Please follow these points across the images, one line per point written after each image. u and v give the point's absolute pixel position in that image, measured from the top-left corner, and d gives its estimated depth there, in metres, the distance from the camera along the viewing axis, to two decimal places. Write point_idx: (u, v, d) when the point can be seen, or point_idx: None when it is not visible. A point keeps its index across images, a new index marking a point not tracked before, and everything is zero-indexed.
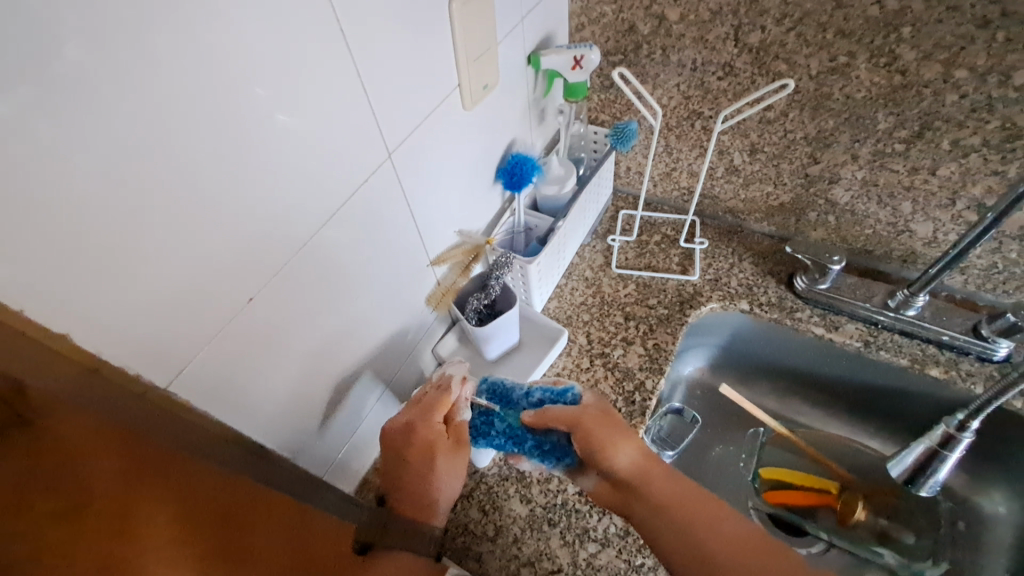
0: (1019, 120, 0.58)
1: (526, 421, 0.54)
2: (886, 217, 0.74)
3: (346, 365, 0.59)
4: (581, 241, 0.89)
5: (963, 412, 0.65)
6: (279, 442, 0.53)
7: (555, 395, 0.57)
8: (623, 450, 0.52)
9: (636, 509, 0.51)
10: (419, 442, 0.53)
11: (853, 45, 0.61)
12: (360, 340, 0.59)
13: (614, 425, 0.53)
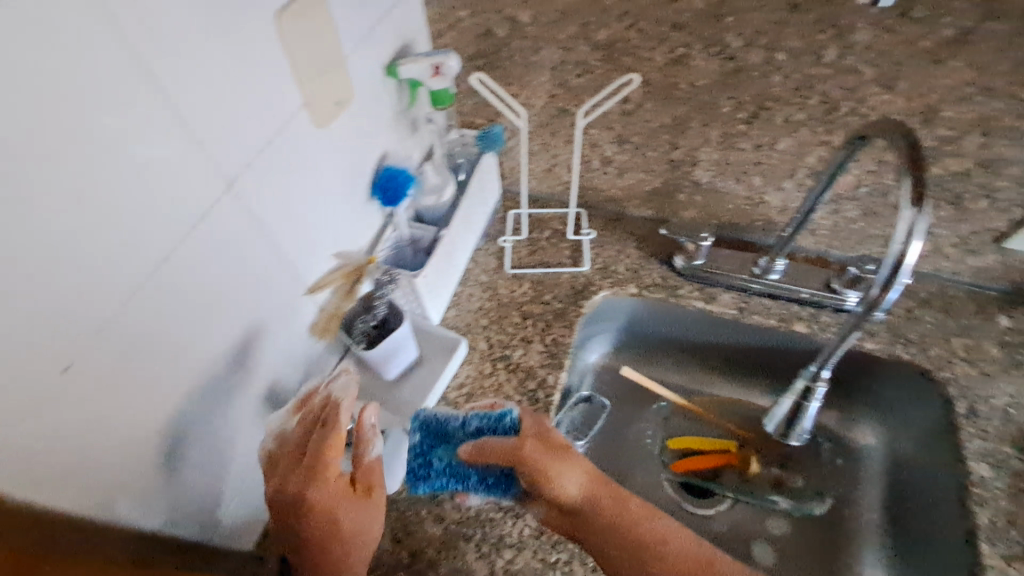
0: (835, 93, 0.64)
1: (464, 455, 0.54)
2: (743, 192, 0.81)
3: (211, 414, 0.54)
4: (473, 246, 0.89)
5: (815, 361, 0.68)
6: (133, 512, 0.48)
7: (494, 421, 0.57)
8: (565, 470, 0.54)
9: (582, 533, 0.54)
10: (324, 502, 0.51)
11: (689, 37, 0.65)
12: (225, 385, 0.55)
13: (554, 446, 0.55)
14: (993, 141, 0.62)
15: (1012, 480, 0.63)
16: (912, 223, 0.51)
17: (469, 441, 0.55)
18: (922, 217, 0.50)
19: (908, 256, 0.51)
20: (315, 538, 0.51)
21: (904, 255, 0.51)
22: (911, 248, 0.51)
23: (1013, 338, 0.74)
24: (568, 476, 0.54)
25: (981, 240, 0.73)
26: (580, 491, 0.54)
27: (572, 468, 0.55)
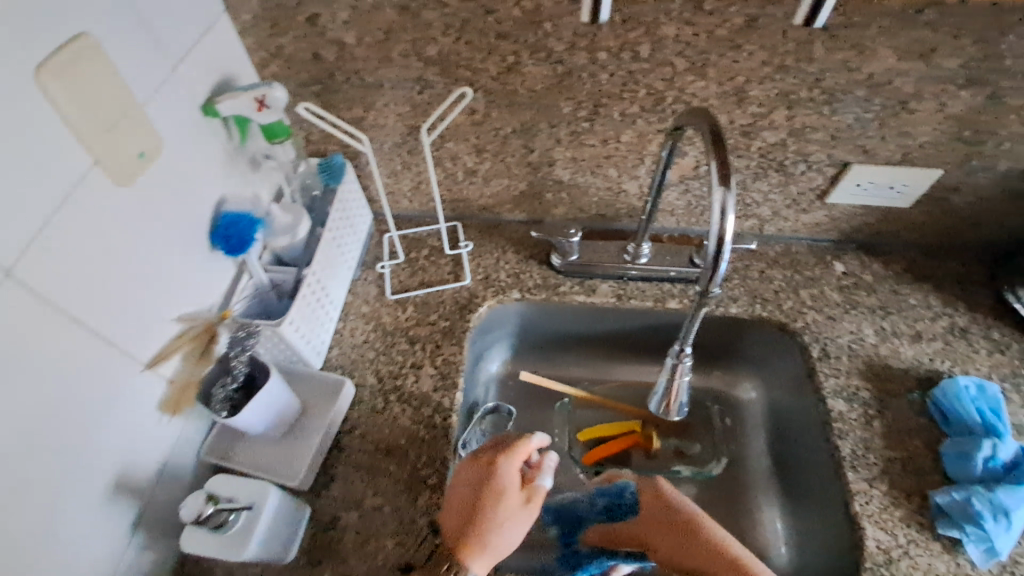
0: (659, 85, 0.68)
1: (589, 540, 0.69)
2: (602, 184, 0.84)
3: (34, 531, 0.47)
4: (350, 278, 0.85)
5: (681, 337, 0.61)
6: None
7: (616, 497, 0.69)
8: (672, 511, 0.63)
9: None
10: (476, 535, 0.59)
11: (515, 44, 0.66)
12: (48, 493, 0.48)
13: (658, 498, 0.65)
14: (796, 112, 0.69)
15: (862, 409, 0.71)
16: (722, 205, 0.50)
17: (597, 524, 0.70)
18: (725, 199, 0.50)
19: (725, 240, 0.51)
20: (483, 524, 0.59)
21: (721, 238, 0.51)
22: (722, 231, 0.50)
23: (848, 281, 0.83)
24: (668, 529, 0.62)
25: (809, 199, 0.81)
26: (682, 530, 0.61)
27: (689, 511, 0.62)
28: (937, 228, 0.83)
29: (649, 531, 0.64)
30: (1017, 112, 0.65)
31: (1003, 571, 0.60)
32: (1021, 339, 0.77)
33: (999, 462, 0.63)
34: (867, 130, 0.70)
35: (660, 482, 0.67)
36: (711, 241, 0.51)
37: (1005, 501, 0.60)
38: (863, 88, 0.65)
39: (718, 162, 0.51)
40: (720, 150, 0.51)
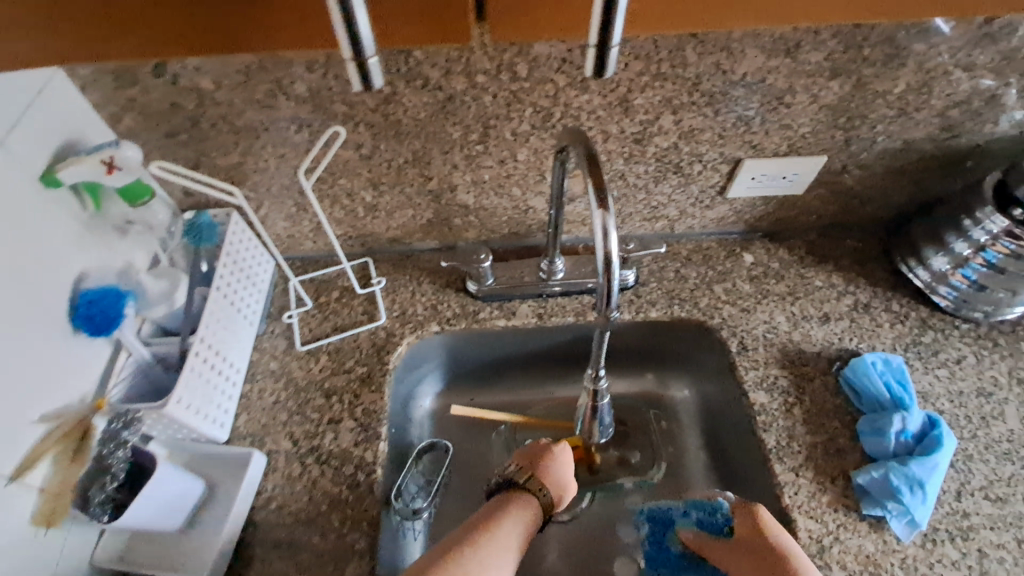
0: (544, 102, 0.66)
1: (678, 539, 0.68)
2: (509, 203, 0.81)
3: None
4: (253, 334, 0.79)
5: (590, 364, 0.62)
6: None
7: (709, 512, 0.67)
8: (773, 552, 0.56)
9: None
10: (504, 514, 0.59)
11: (388, 75, 0.62)
12: None
13: (759, 531, 0.58)
14: (681, 116, 0.69)
15: (783, 398, 0.73)
16: (601, 224, 0.48)
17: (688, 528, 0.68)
18: (605, 218, 0.48)
19: (612, 257, 0.49)
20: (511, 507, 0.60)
21: (607, 252, 0.49)
22: (606, 247, 0.49)
23: (757, 271, 0.85)
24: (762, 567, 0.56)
25: (711, 196, 0.82)
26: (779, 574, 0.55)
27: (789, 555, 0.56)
28: (832, 209, 0.86)
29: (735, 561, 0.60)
30: (882, 97, 0.68)
31: (925, 540, 0.63)
32: (917, 307, 0.80)
33: (910, 434, 0.66)
34: (750, 126, 0.71)
35: (761, 512, 0.59)
36: (598, 261, 0.50)
37: (919, 474, 0.63)
38: (740, 88, 0.66)
39: (596, 184, 0.49)
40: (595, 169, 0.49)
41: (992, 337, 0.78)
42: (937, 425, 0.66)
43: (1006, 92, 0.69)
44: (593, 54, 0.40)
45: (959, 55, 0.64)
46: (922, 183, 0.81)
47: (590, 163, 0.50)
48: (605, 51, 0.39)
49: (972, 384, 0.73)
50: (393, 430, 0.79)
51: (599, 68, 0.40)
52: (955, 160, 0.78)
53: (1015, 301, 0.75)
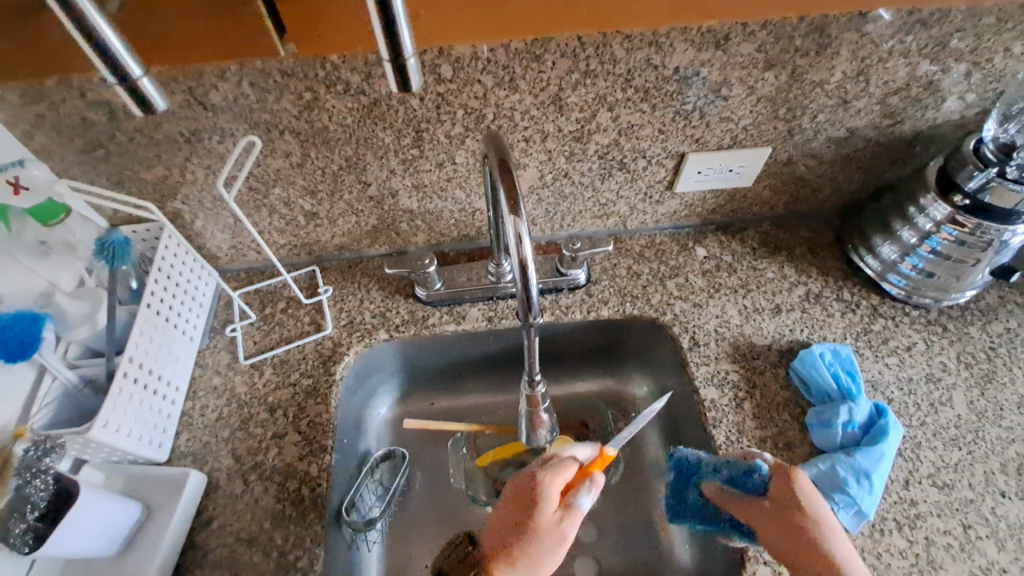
0: (474, 103, 0.65)
1: (713, 495, 0.63)
2: (454, 206, 0.80)
3: None
4: (195, 350, 0.77)
5: (528, 371, 0.65)
6: None
7: (744, 471, 0.61)
8: (803, 512, 0.57)
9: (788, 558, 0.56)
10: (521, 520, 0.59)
11: (306, 80, 0.61)
12: None
13: (795, 489, 0.59)
14: (618, 113, 0.68)
15: (733, 393, 0.72)
16: (516, 235, 0.49)
17: (714, 485, 0.63)
18: (518, 228, 0.49)
19: (527, 268, 0.50)
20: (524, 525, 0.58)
21: (523, 263, 0.50)
22: (523, 251, 0.49)
23: (710, 264, 0.85)
24: (792, 526, 0.57)
25: (659, 191, 0.81)
26: (809, 533, 0.56)
27: (822, 517, 0.57)
28: (784, 200, 0.85)
29: (769, 525, 0.58)
30: (820, 86, 0.67)
31: (873, 529, 0.62)
32: (868, 295, 0.80)
33: (857, 424, 0.66)
34: (689, 120, 0.70)
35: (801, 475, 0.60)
36: (520, 276, 0.51)
37: (867, 467, 0.62)
38: (673, 82, 0.65)
39: (507, 189, 0.49)
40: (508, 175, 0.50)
41: (941, 322, 0.77)
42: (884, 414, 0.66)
43: (943, 76, 0.68)
44: (391, 68, 0.43)
45: (894, 40, 0.63)
46: (869, 170, 0.81)
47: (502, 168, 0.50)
48: (402, 63, 0.42)
49: (921, 371, 0.73)
50: (344, 442, 0.78)
51: (402, 82, 0.44)
52: (902, 146, 0.77)
53: (956, 289, 0.76)
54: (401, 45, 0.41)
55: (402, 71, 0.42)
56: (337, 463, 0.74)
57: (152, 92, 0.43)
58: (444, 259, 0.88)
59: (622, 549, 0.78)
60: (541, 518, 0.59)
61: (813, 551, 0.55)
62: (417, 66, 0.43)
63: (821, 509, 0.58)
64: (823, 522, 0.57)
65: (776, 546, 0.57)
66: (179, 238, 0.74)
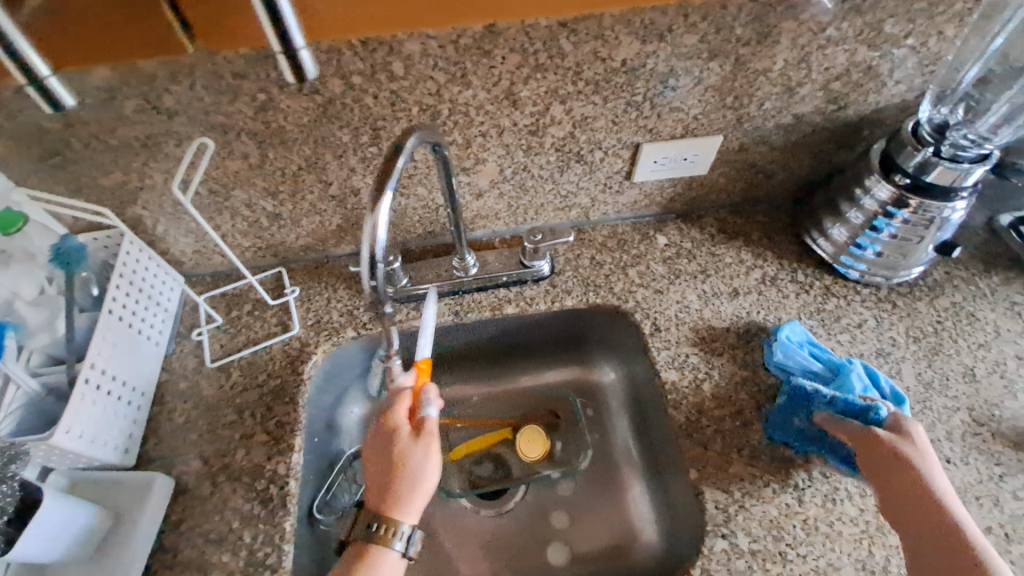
0: (428, 100, 0.66)
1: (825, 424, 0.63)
2: (417, 202, 0.81)
3: None
4: (161, 355, 0.77)
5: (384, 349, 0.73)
6: None
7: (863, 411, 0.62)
8: (916, 449, 0.59)
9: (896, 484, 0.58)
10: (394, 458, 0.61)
11: (258, 82, 0.62)
12: None
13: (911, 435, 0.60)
14: (571, 105, 0.70)
15: (692, 375, 0.74)
16: (369, 228, 0.51)
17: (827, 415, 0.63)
18: (372, 226, 0.50)
19: (376, 258, 0.52)
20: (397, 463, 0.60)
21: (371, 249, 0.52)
22: (373, 235, 0.51)
23: (670, 252, 0.87)
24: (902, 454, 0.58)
25: (618, 181, 0.83)
26: (919, 465, 0.58)
27: (934, 460, 0.59)
28: (740, 186, 0.88)
29: (882, 454, 0.59)
30: (764, 74, 0.70)
31: (824, 499, 0.65)
32: (821, 276, 0.82)
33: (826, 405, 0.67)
34: (641, 111, 0.72)
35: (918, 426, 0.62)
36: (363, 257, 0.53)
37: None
38: (622, 74, 0.67)
39: (387, 159, 0.51)
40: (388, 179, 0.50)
41: (891, 299, 0.80)
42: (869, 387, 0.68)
43: (882, 62, 0.70)
44: (284, 59, 0.49)
45: (832, 28, 0.65)
46: (819, 155, 0.83)
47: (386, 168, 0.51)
48: (295, 54, 0.49)
49: (872, 346, 0.75)
50: (315, 441, 0.78)
51: (297, 72, 0.51)
52: (848, 131, 0.80)
53: (903, 267, 0.79)
54: (291, 38, 0.48)
55: (295, 60, 0.49)
56: (307, 463, 0.75)
57: (62, 92, 0.51)
58: (410, 255, 0.88)
59: (592, 532, 0.80)
60: (399, 441, 0.61)
61: (918, 478, 0.57)
62: (310, 57, 0.50)
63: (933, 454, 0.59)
64: (933, 463, 0.58)
65: (877, 467, 0.59)
66: (139, 244, 0.74)
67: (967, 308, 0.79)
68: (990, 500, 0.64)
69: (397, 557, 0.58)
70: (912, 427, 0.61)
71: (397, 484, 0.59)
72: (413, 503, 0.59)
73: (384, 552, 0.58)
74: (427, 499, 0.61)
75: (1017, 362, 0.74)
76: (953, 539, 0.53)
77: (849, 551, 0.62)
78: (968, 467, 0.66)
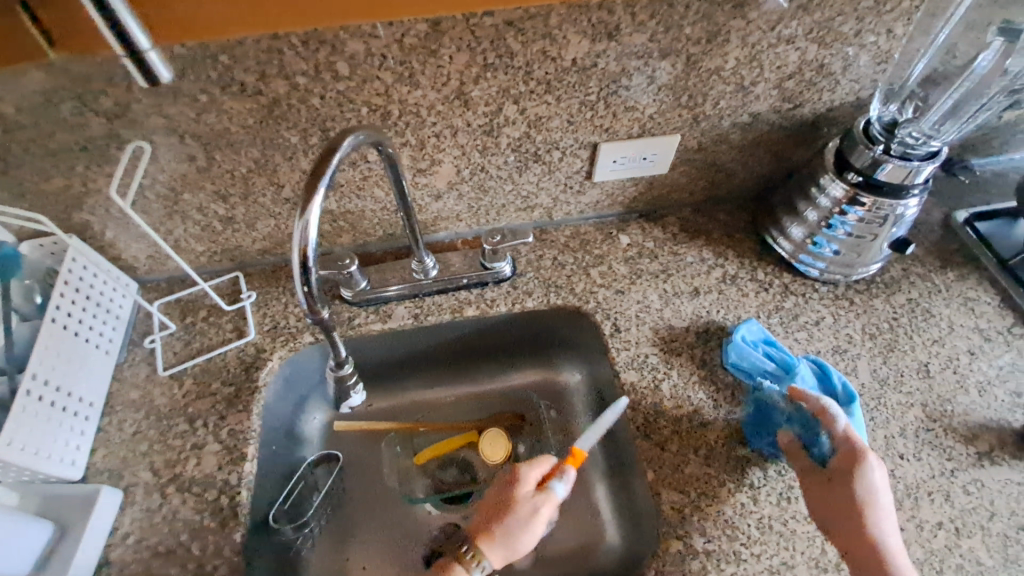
0: (377, 100, 0.65)
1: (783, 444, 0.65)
2: (374, 204, 0.80)
3: None
4: (112, 364, 0.75)
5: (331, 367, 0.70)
6: None
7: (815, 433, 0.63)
8: (855, 481, 0.60)
9: (829, 515, 0.60)
10: (517, 517, 0.62)
11: (198, 83, 0.60)
12: None
13: (856, 463, 0.60)
14: (524, 105, 0.69)
15: (651, 375, 0.74)
16: (299, 232, 0.50)
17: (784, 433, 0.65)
18: (303, 233, 0.49)
19: (307, 265, 0.51)
20: (508, 514, 0.62)
21: (302, 256, 0.50)
22: (303, 238, 0.50)
23: (632, 251, 0.86)
24: (839, 489, 0.60)
25: (579, 181, 0.82)
26: (853, 499, 0.59)
27: (875, 491, 0.59)
28: (702, 185, 0.87)
29: (818, 486, 0.62)
30: (717, 73, 0.69)
31: (780, 498, 0.65)
32: (781, 274, 0.83)
33: None
34: (596, 110, 0.71)
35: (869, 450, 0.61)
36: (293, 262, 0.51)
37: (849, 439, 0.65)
38: (573, 74, 0.66)
39: (321, 160, 0.51)
40: (318, 183, 0.50)
41: (848, 296, 0.80)
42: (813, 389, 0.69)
43: (834, 60, 0.70)
44: (134, 64, 0.49)
45: (780, 27, 0.65)
46: (778, 153, 0.84)
47: (316, 172, 0.50)
48: (142, 56, 0.48)
49: (829, 343, 0.76)
50: (274, 448, 0.77)
51: (150, 76, 0.50)
52: (805, 129, 0.80)
53: (860, 265, 0.79)
54: (133, 40, 0.47)
55: (142, 62, 0.49)
56: (263, 471, 0.74)
57: None
58: (371, 258, 0.87)
59: (556, 536, 0.79)
60: (521, 490, 0.63)
61: (851, 512, 0.59)
62: (162, 60, 0.50)
63: (876, 485, 0.60)
64: (872, 495, 0.59)
65: (814, 499, 0.62)
66: (87, 254, 0.73)
67: (922, 304, 0.80)
68: (941, 495, 0.65)
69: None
70: (856, 458, 0.60)
71: (500, 523, 0.61)
72: (507, 539, 0.60)
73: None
74: (517, 552, 0.61)
75: (969, 357, 0.75)
76: (871, 571, 0.57)
77: (802, 549, 0.62)
78: (920, 463, 0.67)
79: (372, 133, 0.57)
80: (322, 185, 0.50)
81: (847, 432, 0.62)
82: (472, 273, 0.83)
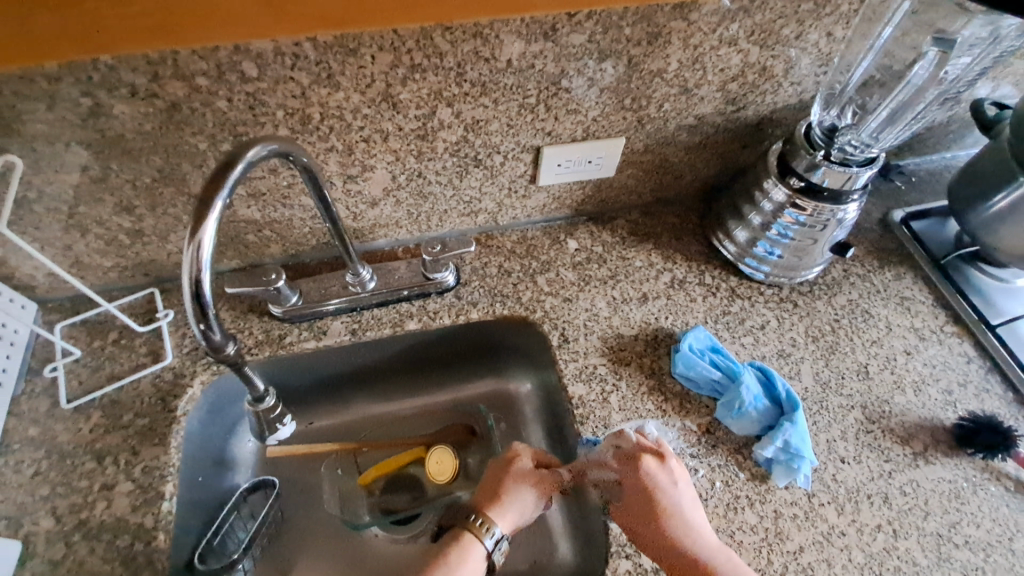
0: (294, 103, 0.59)
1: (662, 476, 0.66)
2: (303, 212, 0.74)
3: None
4: (7, 398, 0.66)
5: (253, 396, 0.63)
6: None
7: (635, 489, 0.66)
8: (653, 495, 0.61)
9: (648, 540, 0.60)
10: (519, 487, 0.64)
11: (79, 85, 0.53)
12: None
13: (640, 482, 0.62)
14: (459, 108, 0.64)
15: (600, 388, 0.72)
16: (191, 255, 0.45)
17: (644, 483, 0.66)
18: (195, 254, 0.44)
19: (202, 291, 0.46)
20: (511, 487, 0.64)
21: (195, 283, 0.45)
22: (195, 261, 0.45)
23: (581, 257, 0.83)
24: (644, 521, 0.61)
25: (524, 185, 0.78)
26: (659, 526, 0.60)
27: (669, 500, 0.61)
28: (650, 187, 0.85)
29: (633, 522, 0.61)
30: (659, 75, 0.67)
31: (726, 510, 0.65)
32: (728, 278, 0.82)
33: (733, 411, 0.68)
34: (536, 113, 0.68)
35: (647, 461, 0.63)
36: (185, 291, 0.46)
37: (794, 446, 0.66)
38: (509, 75, 0.62)
39: (221, 169, 0.46)
40: (213, 197, 0.45)
41: (792, 299, 0.81)
42: (759, 397, 0.69)
43: (776, 62, 0.69)
44: None
45: (720, 29, 0.63)
46: (725, 154, 0.82)
47: (213, 183, 0.46)
48: None
49: (774, 347, 0.76)
50: (199, 480, 0.71)
51: None
52: (750, 131, 0.79)
53: (803, 267, 0.79)
54: None
55: None
56: (185, 507, 0.67)
57: None
58: (304, 270, 0.81)
59: (510, 560, 0.74)
60: (520, 467, 0.66)
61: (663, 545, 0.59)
62: None
63: (665, 488, 0.62)
64: (666, 505, 0.61)
65: (641, 539, 0.61)
66: None
67: (862, 305, 0.81)
68: (879, 497, 0.66)
69: (482, 554, 0.61)
70: (634, 476, 0.62)
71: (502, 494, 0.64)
72: (509, 509, 0.63)
73: (474, 544, 0.61)
74: (520, 519, 0.64)
75: (906, 357, 0.76)
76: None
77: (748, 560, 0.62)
78: (860, 465, 0.68)
79: (283, 141, 0.52)
80: (219, 199, 0.45)
81: (616, 454, 0.64)
82: (413, 282, 0.79)
